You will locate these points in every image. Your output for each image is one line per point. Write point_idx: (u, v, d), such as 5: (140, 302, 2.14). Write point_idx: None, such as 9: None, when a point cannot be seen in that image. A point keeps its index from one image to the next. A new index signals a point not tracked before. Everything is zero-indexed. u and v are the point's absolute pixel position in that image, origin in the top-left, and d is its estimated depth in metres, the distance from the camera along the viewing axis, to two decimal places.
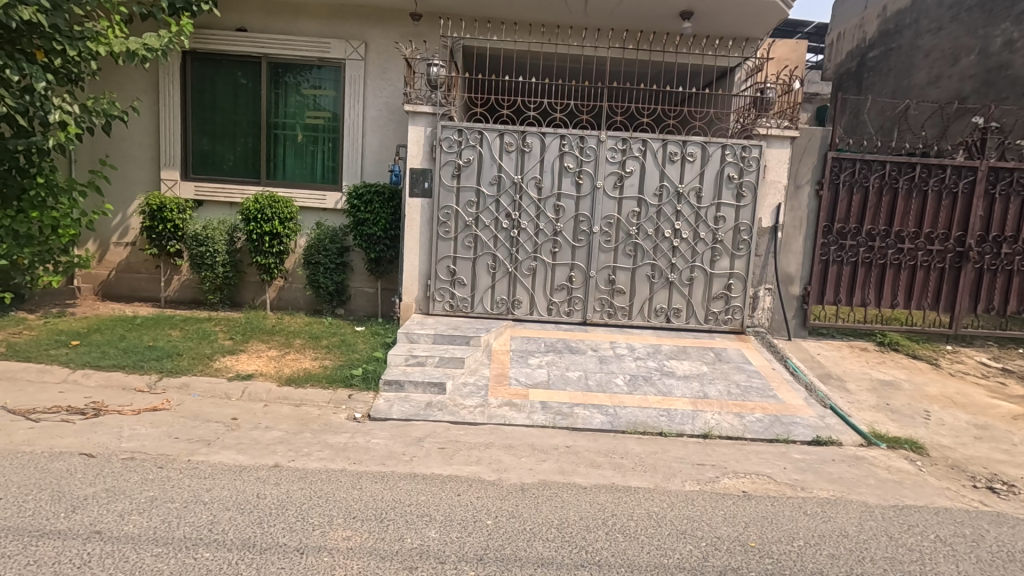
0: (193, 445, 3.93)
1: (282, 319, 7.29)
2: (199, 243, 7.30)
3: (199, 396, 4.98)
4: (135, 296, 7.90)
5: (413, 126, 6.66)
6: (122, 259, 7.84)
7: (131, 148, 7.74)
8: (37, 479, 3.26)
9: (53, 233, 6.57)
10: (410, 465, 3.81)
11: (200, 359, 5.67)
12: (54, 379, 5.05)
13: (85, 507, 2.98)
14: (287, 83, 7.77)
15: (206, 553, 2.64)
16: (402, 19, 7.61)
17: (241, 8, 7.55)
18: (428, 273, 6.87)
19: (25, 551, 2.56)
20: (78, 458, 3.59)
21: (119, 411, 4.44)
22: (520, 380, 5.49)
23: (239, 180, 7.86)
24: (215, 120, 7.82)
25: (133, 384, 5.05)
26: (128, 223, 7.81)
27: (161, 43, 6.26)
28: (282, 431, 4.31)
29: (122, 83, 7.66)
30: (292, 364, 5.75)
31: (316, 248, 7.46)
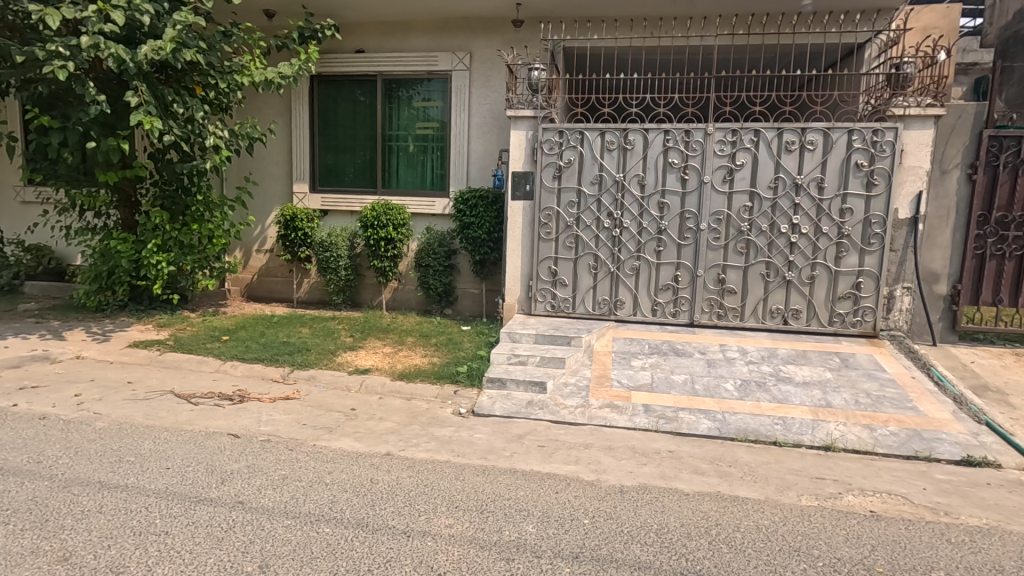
0: (319, 431, 4.35)
1: (396, 318, 7.81)
2: (324, 249, 8.05)
3: (324, 387, 5.49)
4: (273, 297, 8.89)
5: (514, 131, 6.81)
6: (262, 264, 8.86)
7: (268, 166, 8.72)
8: (195, 453, 3.81)
9: (209, 243, 7.55)
10: (510, 461, 3.91)
11: (326, 354, 6.25)
12: (210, 369, 5.85)
13: (232, 480, 3.43)
14: (399, 97, 8.31)
15: (326, 528, 2.91)
16: (504, 27, 7.81)
17: (358, 32, 8.20)
18: (530, 274, 6.95)
19: (186, 514, 3.00)
20: (227, 437, 4.13)
21: (259, 398, 5.04)
22: (622, 382, 5.40)
23: (358, 190, 8.53)
24: (338, 136, 8.57)
25: (270, 374, 5.71)
26: (267, 232, 8.80)
27: (293, 70, 6.95)
28: (394, 422, 4.63)
29: (261, 108, 8.65)
30: (404, 360, 6.15)
31: (426, 252, 7.89)
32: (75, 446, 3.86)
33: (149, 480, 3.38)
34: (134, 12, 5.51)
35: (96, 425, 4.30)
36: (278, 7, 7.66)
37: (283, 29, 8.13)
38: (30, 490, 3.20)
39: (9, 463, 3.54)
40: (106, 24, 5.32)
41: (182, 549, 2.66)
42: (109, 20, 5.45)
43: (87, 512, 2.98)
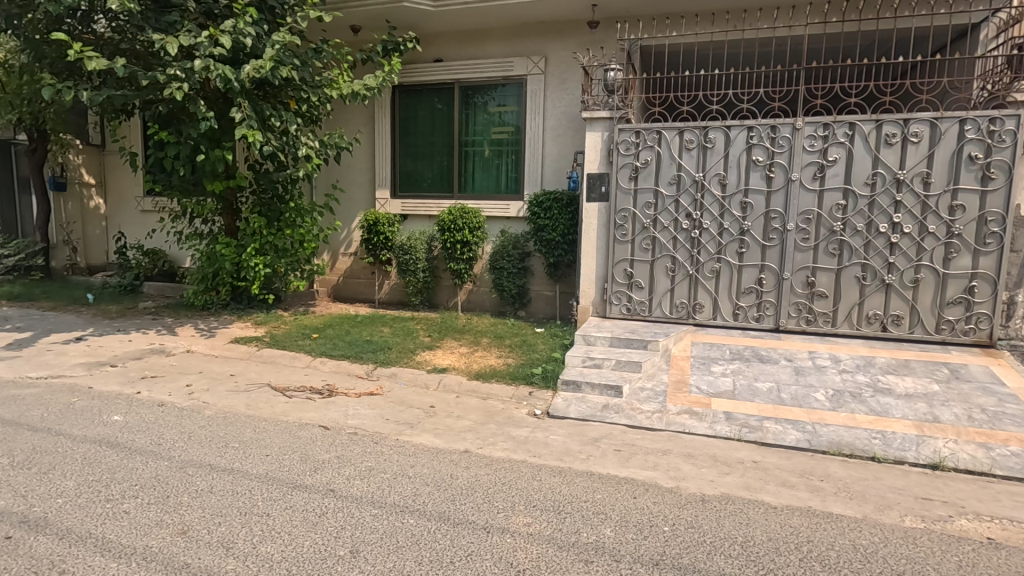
0: (400, 426, 4.54)
1: (471, 319, 8.00)
2: (404, 252, 8.37)
3: (405, 384, 5.72)
4: (356, 298, 9.36)
5: (590, 132, 6.77)
6: (347, 267, 9.35)
7: (353, 173, 9.19)
8: (290, 442, 4.09)
9: (300, 247, 8.08)
10: (586, 464, 3.90)
11: (406, 352, 6.51)
12: (301, 364, 6.26)
13: (323, 468, 3.66)
14: (476, 103, 8.51)
15: (410, 519, 3.04)
16: (580, 29, 7.81)
17: (438, 42, 8.49)
18: (605, 276, 6.88)
19: (284, 498, 3.23)
20: (318, 429, 4.41)
21: (346, 393, 5.34)
22: (702, 388, 5.23)
23: (436, 195, 8.81)
24: (417, 143, 8.89)
25: (355, 370, 6.03)
26: (352, 236, 9.29)
27: (378, 82, 7.31)
28: (471, 420, 4.75)
29: (347, 118, 9.14)
30: (480, 360, 6.28)
31: (500, 254, 8.01)
32: (188, 431, 4.26)
33: (252, 465, 3.67)
34: (238, 35, 6.01)
35: (205, 412, 4.72)
36: (364, 23, 8.08)
37: (368, 43, 8.56)
38: (153, 469, 3.56)
39: (135, 444, 3.97)
40: (215, 47, 5.83)
41: (283, 531, 2.87)
42: (218, 44, 5.97)
43: (200, 491, 3.28)
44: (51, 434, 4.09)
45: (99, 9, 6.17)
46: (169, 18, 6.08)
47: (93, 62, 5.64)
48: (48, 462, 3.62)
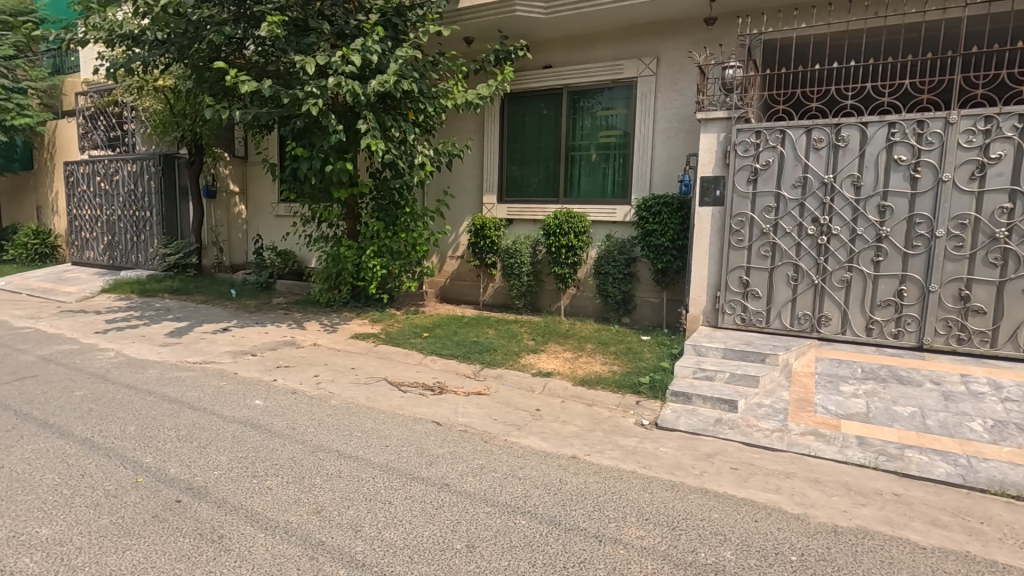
0: (508, 427, 4.62)
1: (574, 324, 7.97)
2: (509, 256, 8.53)
3: (510, 386, 5.82)
4: (461, 299, 9.70)
5: (705, 134, 6.48)
6: (454, 270, 9.72)
7: (463, 179, 9.52)
8: (407, 435, 4.31)
9: (413, 250, 8.53)
10: (700, 480, 3.73)
11: (511, 354, 6.64)
12: (413, 361, 6.61)
13: (438, 463, 3.82)
14: (583, 108, 8.50)
15: (522, 520, 3.08)
16: (696, 26, 7.53)
17: (547, 48, 8.59)
18: (718, 284, 6.56)
19: (403, 488, 3.42)
20: (432, 424, 4.62)
21: (455, 392, 5.54)
22: (829, 409, 4.80)
23: (541, 200, 8.89)
24: (524, 149, 9.03)
25: (463, 370, 6.24)
26: (460, 240, 9.63)
27: (490, 90, 7.53)
28: (578, 426, 4.73)
29: (458, 127, 9.51)
30: (585, 366, 6.24)
31: (605, 259, 7.92)
32: (318, 418, 4.64)
33: (373, 454, 3.92)
34: (367, 53, 6.47)
35: (330, 402, 5.12)
36: (477, 34, 8.37)
37: (480, 53, 8.86)
38: (290, 451, 3.92)
39: (274, 427, 4.40)
40: (347, 65, 6.32)
41: (403, 519, 3.03)
42: (348, 62, 6.46)
43: (330, 475, 3.56)
44: (207, 413, 4.65)
45: (250, 36, 6.91)
46: (307, 40, 6.68)
47: (245, 84, 6.33)
48: (206, 438, 4.12)
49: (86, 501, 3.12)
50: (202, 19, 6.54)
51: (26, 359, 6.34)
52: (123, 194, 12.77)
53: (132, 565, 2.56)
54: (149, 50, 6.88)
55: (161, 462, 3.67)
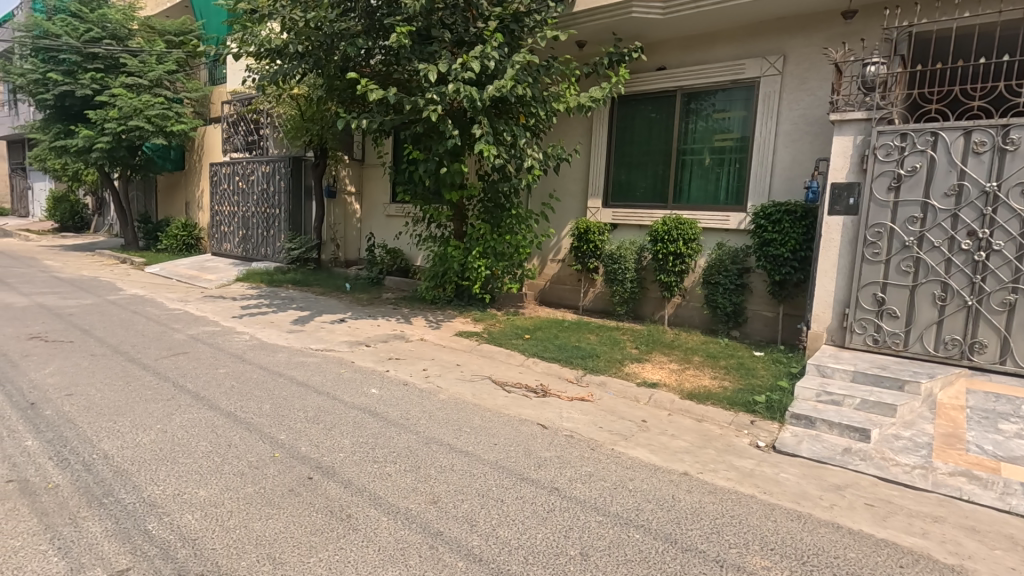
0: (615, 436, 4.53)
1: (679, 335, 7.68)
2: (613, 261, 8.36)
3: (614, 394, 5.69)
4: (561, 303, 9.66)
5: (839, 137, 5.98)
6: (554, 273, 9.71)
7: (568, 183, 9.49)
8: (514, 436, 4.36)
9: (516, 252, 8.66)
10: (830, 513, 3.42)
11: (614, 362, 6.52)
12: (516, 361, 6.69)
13: (546, 466, 3.82)
14: (698, 111, 8.17)
15: (636, 534, 3.00)
16: (831, 21, 6.98)
17: (662, 49, 8.36)
18: (847, 300, 6.01)
19: (514, 488, 3.45)
20: (538, 426, 4.64)
21: (558, 395, 5.52)
22: (985, 448, 4.22)
23: (648, 205, 8.65)
24: (632, 153, 8.84)
25: (566, 374, 6.19)
26: (562, 243, 9.60)
27: (604, 93, 7.45)
28: (688, 442, 4.53)
29: (566, 131, 9.50)
30: (693, 379, 5.98)
31: (716, 268, 7.53)
32: (429, 411, 4.83)
33: (483, 451, 4.00)
34: (485, 60, 6.65)
35: (439, 396, 5.31)
36: (590, 37, 8.35)
37: (592, 57, 8.81)
38: (405, 440, 4.11)
39: (390, 416, 4.63)
40: (467, 72, 6.54)
41: (516, 519, 3.06)
42: (468, 69, 6.68)
43: (444, 467, 3.68)
44: (329, 397, 4.99)
45: (377, 46, 7.38)
46: (430, 49, 7.00)
47: (373, 92, 6.74)
48: (330, 420, 4.42)
49: (233, 470, 3.46)
50: (338, 32, 7.09)
51: (179, 337, 7.18)
52: (257, 193, 14.12)
53: (275, 532, 2.80)
54: (290, 62, 7.53)
55: (293, 439, 3.99)
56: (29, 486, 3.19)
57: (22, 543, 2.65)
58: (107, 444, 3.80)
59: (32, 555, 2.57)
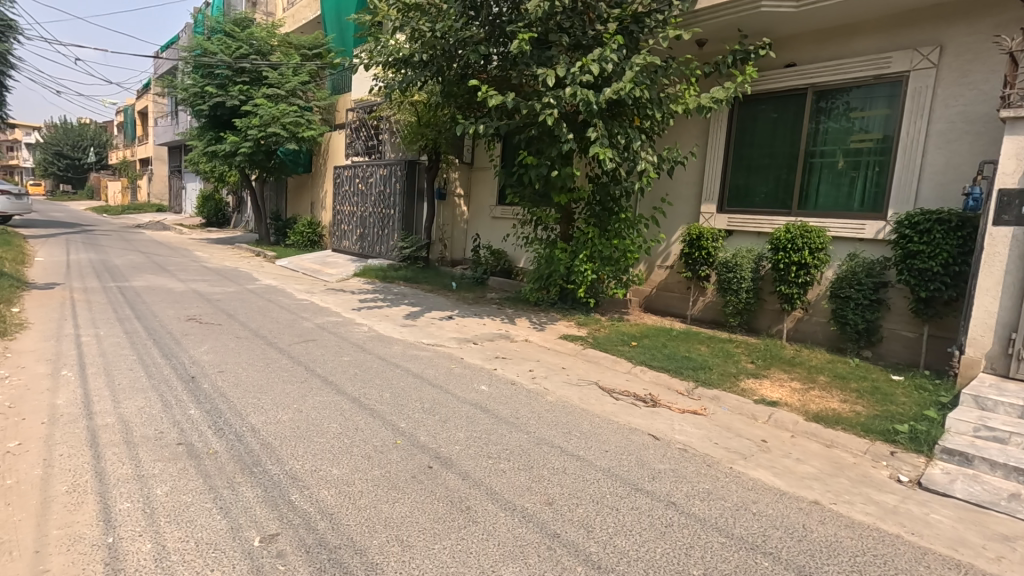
0: (733, 454, 4.28)
1: (801, 351, 7.11)
2: (728, 269, 7.90)
3: (729, 410, 5.39)
4: (667, 311, 9.33)
5: (1010, 137, 5.27)
6: (662, 279, 9.40)
7: (680, 187, 9.15)
8: (624, 444, 4.27)
9: (623, 257, 8.51)
10: (997, 566, 2.99)
11: (728, 376, 6.17)
12: (622, 369, 6.55)
13: (661, 478, 3.69)
14: (833, 110, 7.53)
15: (764, 561, 2.81)
16: (1003, 5, 6.13)
17: (793, 45, 7.81)
18: (1014, 324, 5.24)
19: (629, 497, 3.37)
20: (649, 436, 4.50)
21: (669, 407, 5.33)
22: None
23: (769, 212, 8.11)
24: (753, 156, 8.33)
25: (675, 386, 5.95)
26: (671, 249, 9.26)
27: (727, 93, 7.09)
28: (816, 468, 4.17)
29: (680, 133, 9.16)
30: (819, 401, 5.50)
31: (847, 281, 6.87)
32: (537, 412, 4.86)
33: (594, 456, 3.96)
34: (603, 62, 6.61)
35: (547, 398, 5.33)
36: (713, 35, 8.01)
37: (714, 56, 8.46)
38: (516, 438, 4.17)
39: (500, 413, 4.73)
40: (585, 75, 6.52)
41: (632, 529, 2.99)
42: (586, 72, 6.66)
43: (556, 469, 3.68)
44: (443, 391, 5.20)
45: (497, 53, 7.60)
46: (548, 53, 7.08)
47: (493, 97, 6.92)
48: (445, 413, 4.60)
49: (362, 452, 3.71)
50: (462, 40, 7.39)
51: (307, 325, 7.84)
52: (374, 194, 15.07)
53: (401, 516, 2.94)
54: (415, 71, 7.95)
55: (412, 428, 4.19)
56: (195, 449, 3.63)
57: (192, 500, 3.02)
58: (254, 418, 4.23)
59: (200, 511, 2.91)
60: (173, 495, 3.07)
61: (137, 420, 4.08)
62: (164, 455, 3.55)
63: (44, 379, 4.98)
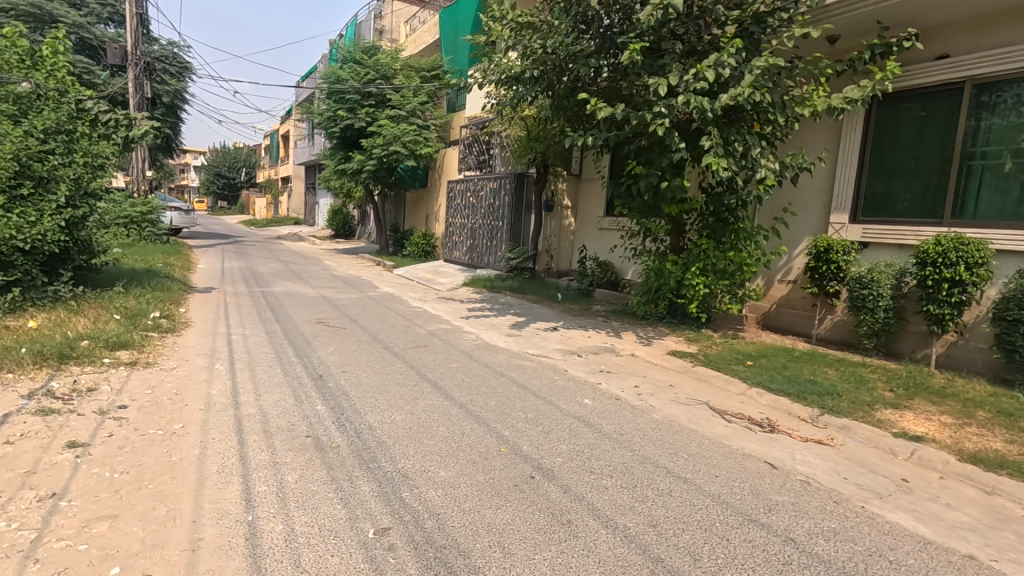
0: (865, 492, 3.84)
1: (953, 381, 6.22)
2: (861, 285, 7.14)
3: (862, 442, 4.85)
4: (789, 329, 8.63)
5: None
6: (783, 295, 8.73)
7: (806, 195, 8.45)
8: (737, 470, 4.00)
9: (739, 271, 8.03)
10: None
11: (860, 404, 5.55)
12: (736, 390, 6.15)
13: (778, 511, 3.41)
14: (997, 105, 6.59)
15: None
16: None
17: (945, 34, 6.95)
18: None
19: (741, 528, 3.16)
20: (765, 464, 4.18)
21: (790, 434, 4.91)
22: None
23: (914, 222, 7.24)
24: (894, 160, 7.50)
25: (797, 412, 5.47)
26: (794, 263, 8.59)
27: (863, 92, 6.45)
28: (972, 517, 3.62)
29: (807, 137, 8.49)
30: (976, 439, 4.77)
31: (1016, 301, 5.91)
32: (643, 429, 4.72)
33: (703, 480, 3.76)
34: (720, 67, 6.33)
35: (652, 415, 5.15)
36: (847, 30, 7.36)
37: (847, 52, 7.77)
38: (620, 455, 4.08)
39: (604, 428, 4.65)
40: (700, 82, 6.28)
41: (743, 563, 2.80)
42: (701, 79, 6.41)
43: (662, 491, 3.54)
44: (547, 402, 5.23)
45: (607, 65, 7.58)
46: (661, 62, 6.92)
47: (602, 110, 6.88)
48: (548, 424, 4.62)
49: (467, 457, 3.84)
50: (573, 54, 7.47)
51: (420, 331, 8.29)
52: (484, 207, 15.60)
53: (503, 523, 3.00)
54: (526, 87, 8.15)
55: (516, 437, 4.26)
56: (321, 442, 3.98)
57: (317, 488, 3.31)
58: (371, 416, 4.54)
59: (324, 500, 3.18)
60: (301, 482, 3.38)
61: (274, 412, 4.56)
62: (296, 445, 3.93)
63: (202, 371, 5.73)
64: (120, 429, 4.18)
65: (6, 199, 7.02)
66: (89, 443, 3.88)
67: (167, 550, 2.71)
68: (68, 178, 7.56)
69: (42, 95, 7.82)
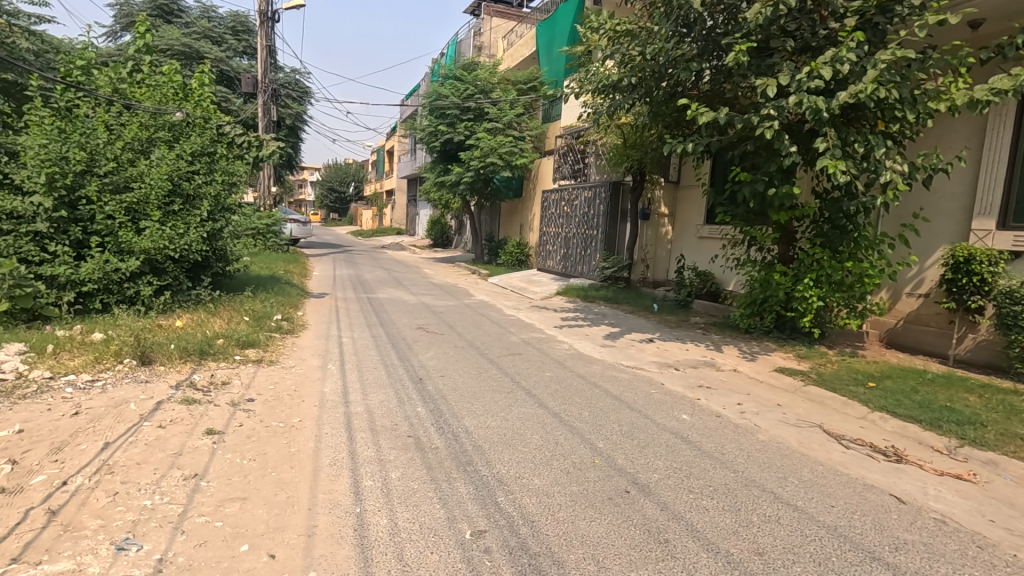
0: (1018, 539, 3.35)
1: None
2: (1012, 301, 6.22)
3: (1013, 481, 4.23)
4: (919, 348, 7.71)
5: None
6: (912, 310, 7.86)
7: (942, 200, 7.60)
8: (857, 502, 3.65)
9: (859, 283, 7.34)
10: None
11: (1011, 437, 4.84)
12: (855, 414, 5.60)
13: (907, 551, 3.07)
14: None
15: None
16: None
17: None
18: None
19: (862, 566, 2.88)
20: (891, 498, 3.78)
21: (921, 466, 4.40)
22: None
23: None
24: None
25: (930, 442, 4.88)
26: (926, 274, 7.73)
27: (1014, 82, 5.66)
28: None
29: (942, 134, 7.62)
30: None
31: None
32: (747, 450, 4.45)
33: (817, 510, 3.47)
34: (838, 63, 5.86)
35: (757, 436, 4.84)
36: (994, 13, 6.53)
37: (994, 38, 6.90)
38: (721, 476, 3.87)
39: (704, 446, 4.44)
40: (814, 81, 5.87)
41: None
42: (816, 77, 6.00)
43: (768, 517, 3.32)
44: (642, 415, 5.10)
45: (710, 67, 7.31)
46: (769, 62, 6.56)
47: (703, 115, 6.62)
48: (644, 439, 4.50)
49: (561, 466, 3.83)
50: (673, 60, 7.28)
51: (515, 339, 8.42)
52: (579, 216, 15.56)
53: (597, 536, 2.96)
54: (623, 95, 8.06)
55: (611, 450, 4.19)
56: (421, 443, 4.16)
57: (418, 487, 3.47)
58: (467, 420, 4.69)
59: (424, 498, 3.33)
60: (404, 480, 3.56)
61: (379, 412, 4.84)
62: (398, 445, 4.14)
63: (316, 371, 6.23)
64: (248, 420, 4.65)
65: (162, 215, 8.08)
66: (223, 431, 4.35)
67: (287, 534, 2.97)
68: (210, 196, 8.63)
69: (190, 122, 8.88)
